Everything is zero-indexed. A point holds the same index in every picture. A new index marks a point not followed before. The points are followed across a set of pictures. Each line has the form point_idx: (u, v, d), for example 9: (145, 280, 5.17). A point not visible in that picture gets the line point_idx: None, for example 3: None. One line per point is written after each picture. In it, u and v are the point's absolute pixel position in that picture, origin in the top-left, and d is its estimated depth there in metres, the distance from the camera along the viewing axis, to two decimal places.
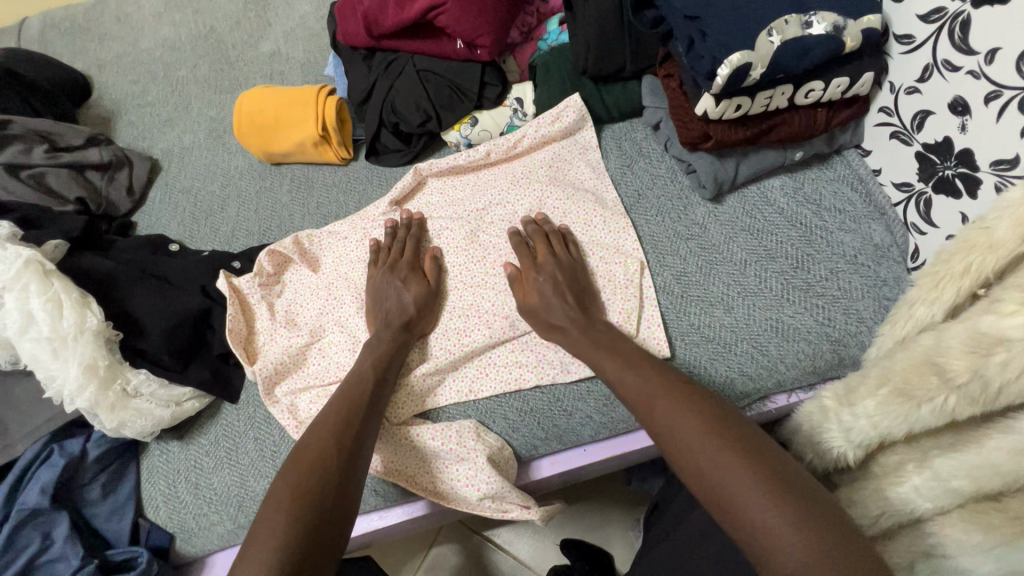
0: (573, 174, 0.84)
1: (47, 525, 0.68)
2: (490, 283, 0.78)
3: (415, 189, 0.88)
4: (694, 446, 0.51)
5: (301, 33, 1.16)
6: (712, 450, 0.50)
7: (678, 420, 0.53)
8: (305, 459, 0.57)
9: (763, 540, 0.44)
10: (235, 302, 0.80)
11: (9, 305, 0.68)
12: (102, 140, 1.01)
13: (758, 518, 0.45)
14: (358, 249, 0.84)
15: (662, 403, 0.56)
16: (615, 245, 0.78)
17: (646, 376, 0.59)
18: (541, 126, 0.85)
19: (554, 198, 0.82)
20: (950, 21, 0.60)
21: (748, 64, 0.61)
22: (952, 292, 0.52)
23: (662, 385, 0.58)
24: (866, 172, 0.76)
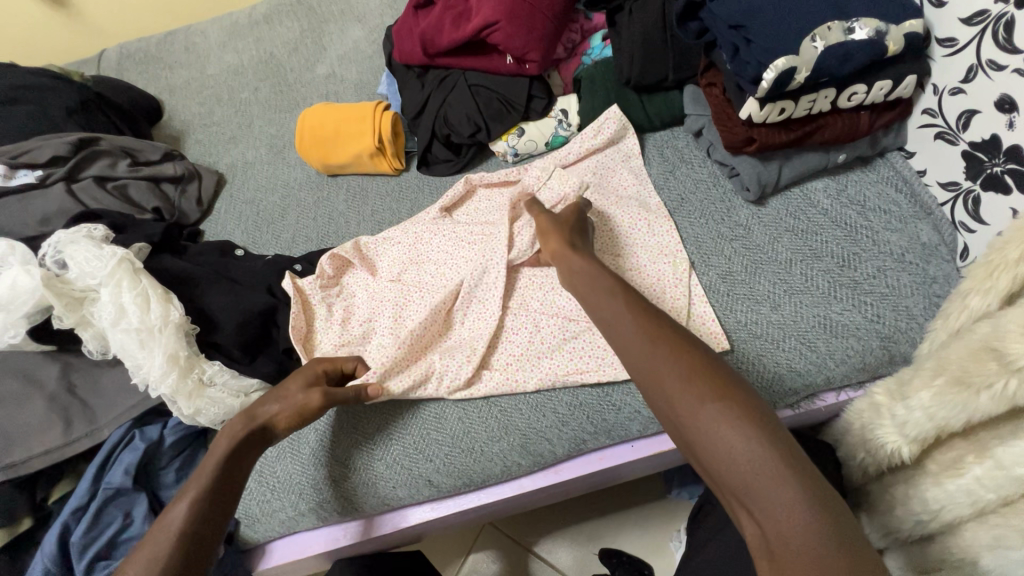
0: (617, 181, 0.88)
1: (128, 505, 0.74)
2: (541, 287, 0.82)
3: (465, 197, 0.93)
4: (715, 430, 0.47)
5: (354, 56, 1.25)
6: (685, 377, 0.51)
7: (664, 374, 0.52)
8: (148, 545, 0.57)
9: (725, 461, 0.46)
10: (298, 301, 0.84)
11: (104, 298, 0.74)
12: (176, 156, 1.10)
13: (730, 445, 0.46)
14: (411, 252, 0.88)
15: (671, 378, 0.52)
16: (660, 246, 0.81)
17: (656, 349, 0.54)
18: (585, 140, 0.89)
19: (599, 205, 0.85)
20: (993, 23, 0.62)
21: (793, 69, 0.64)
22: (1007, 279, 0.52)
23: (675, 359, 0.53)
24: (911, 173, 0.77)
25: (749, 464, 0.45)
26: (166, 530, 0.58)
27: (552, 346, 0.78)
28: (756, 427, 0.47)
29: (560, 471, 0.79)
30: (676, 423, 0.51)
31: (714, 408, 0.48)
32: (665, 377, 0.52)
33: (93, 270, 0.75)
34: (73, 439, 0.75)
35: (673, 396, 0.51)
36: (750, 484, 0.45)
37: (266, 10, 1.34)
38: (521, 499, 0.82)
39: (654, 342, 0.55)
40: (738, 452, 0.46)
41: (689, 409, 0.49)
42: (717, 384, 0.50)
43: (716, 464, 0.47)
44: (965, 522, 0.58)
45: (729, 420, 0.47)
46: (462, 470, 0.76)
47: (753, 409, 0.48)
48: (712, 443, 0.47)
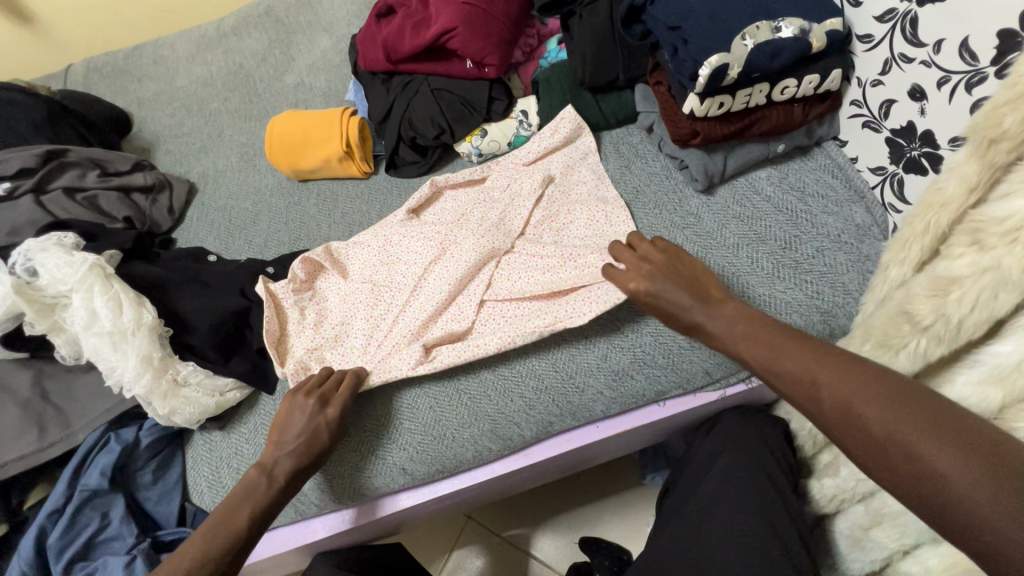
0: (576, 180, 0.92)
1: (105, 506, 0.75)
2: (508, 277, 0.84)
3: (431, 199, 0.96)
4: (909, 447, 0.44)
5: (322, 65, 1.28)
6: (867, 393, 0.48)
7: (848, 397, 0.49)
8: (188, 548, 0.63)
9: (932, 481, 0.42)
10: (271, 306, 0.86)
11: (76, 303, 0.75)
12: (146, 166, 1.12)
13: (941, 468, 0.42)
14: (380, 254, 0.91)
15: (848, 397, 0.49)
16: (619, 235, 0.85)
17: (824, 368, 0.53)
18: (541, 140, 0.94)
19: (563, 201, 0.90)
20: (901, 20, 0.68)
21: (726, 65, 0.69)
22: (917, 249, 0.57)
23: (835, 372, 0.52)
24: (845, 160, 0.83)
25: (942, 471, 0.42)
26: (233, 514, 0.66)
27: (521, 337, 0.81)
28: (947, 430, 0.43)
29: (529, 454, 0.82)
30: (842, 426, 0.49)
31: (887, 410, 0.46)
32: (826, 389, 0.51)
33: (65, 276, 0.76)
34: (47, 444, 0.76)
35: (840, 401, 0.50)
36: (948, 491, 0.41)
37: (234, 22, 1.37)
38: (494, 483, 0.85)
39: (811, 357, 0.55)
40: (923, 447, 0.43)
41: (859, 414, 0.48)
42: (889, 388, 0.48)
43: (915, 483, 0.43)
44: None
45: (903, 421, 0.45)
46: (435, 456, 0.79)
47: (940, 412, 0.45)
48: (912, 459, 0.43)
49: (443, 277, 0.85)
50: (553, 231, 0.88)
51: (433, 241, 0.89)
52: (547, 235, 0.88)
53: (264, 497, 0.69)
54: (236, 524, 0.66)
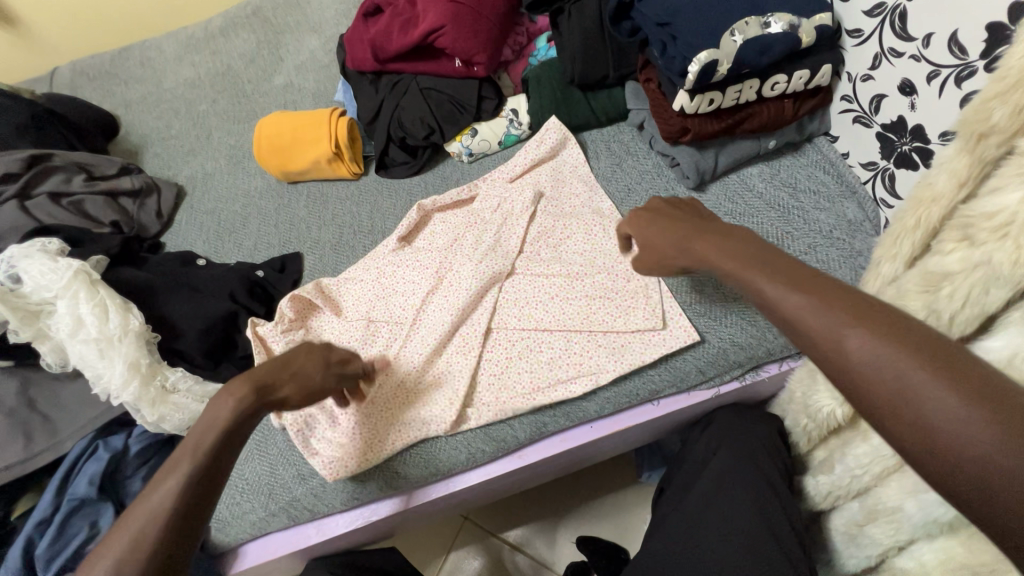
0: (568, 192, 0.91)
1: (94, 515, 0.74)
2: (513, 301, 0.84)
3: (421, 223, 0.94)
4: (902, 384, 0.37)
5: (311, 65, 1.26)
6: (861, 318, 0.40)
7: (834, 324, 0.41)
8: (141, 534, 0.48)
9: (923, 427, 0.35)
10: (261, 353, 0.82)
11: (61, 310, 0.74)
12: (133, 170, 1.10)
13: (940, 415, 0.35)
14: (376, 288, 0.89)
15: (837, 325, 0.41)
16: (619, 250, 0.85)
17: (807, 287, 0.44)
18: (529, 152, 0.94)
19: (556, 216, 0.89)
20: (890, 14, 0.67)
21: (715, 61, 0.68)
22: (909, 245, 0.56)
23: (831, 309, 0.42)
24: (836, 156, 0.83)
25: (960, 433, 0.34)
26: (195, 446, 0.55)
27: (529, 359, 0.80)
28: (972, 386, 0.35)
29: (523, 455, 0.82)
30: (836, 372, 0.40)
31: (902, 358, 0.37)
32: (820, 328, 0.41)
33: (49, 282, 0.75)
34: (34, 453, 0.75)
35: (839, 344, 0.40)
36: (964, 453, 0.33)
37: (221, 23, 1.35)
38: (491, 485, 0.85)
39: (802, 289, 0.44)
40: (918, 382, 0.36)
41: (868, 363, 0.38)
42: (897, 329, 0.39)
43: (903, 425, 0.36)
44: (892, 474, 0.62)
45: (918, 369, 0.36)
46: (430, 459, 0.79)
47: (960, 361, 0.36)
48: (906, 395, 0.36)
49: (445, 310, 0.83)
50: (551, 246, 0.88)
51: (430, 269, 0.87)
52: (546, 250, 0.87)
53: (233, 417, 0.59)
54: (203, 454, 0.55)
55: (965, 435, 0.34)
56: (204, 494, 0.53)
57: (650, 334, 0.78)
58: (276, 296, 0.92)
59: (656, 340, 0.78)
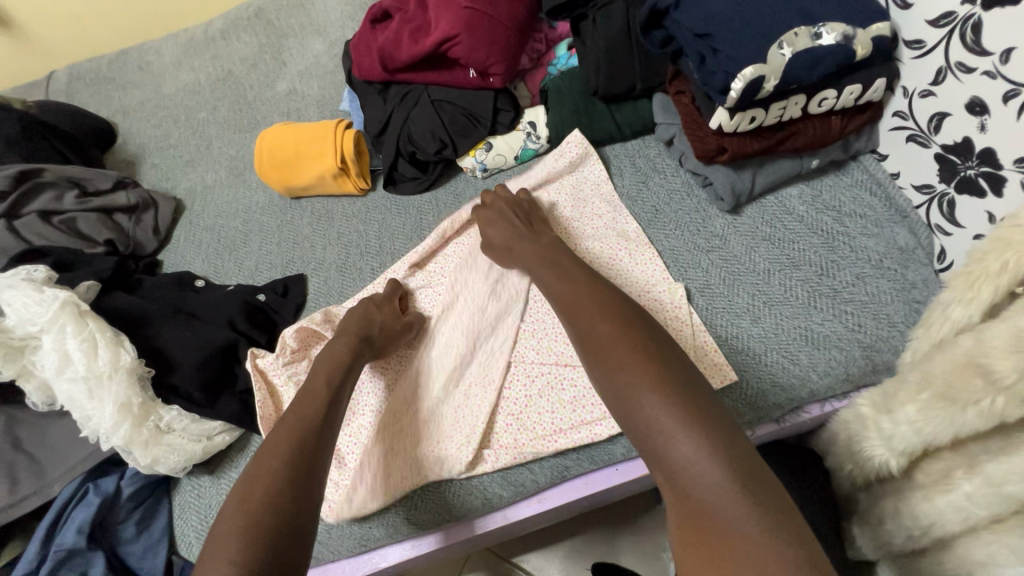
0: (590, 211, 0.84)
1: (83, 565, 0.69)
2: (532, 334, 0.79)
3: (437, 247, 0.88)
4: (663, 431, 0.47)
5: (315, 71, 1.20)
6: (639, 376, 0.50)
7: (625, 374, 0.51)
8: (256, 489, 0.53)
9: (675, 465, 0.45)
10: (262, 388, 0.77)
11: (46, 346, 0.69)
12: (129, 183, 1.05)
13: (685, 458, 0.45)
14: None
15: (629, 380, 0.50)
16: (646, 278, 0.77)
17: (617, 342, 0.53)
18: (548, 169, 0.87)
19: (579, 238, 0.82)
20: (960, 25, 0.60)
21: (761, 78, 0.62)
22: (989, 291, 0.50)
23: (648, 379, 0.50)
24: (885, 176, 0.76)
25: (722, 508, 0.42)
26: (270, 472, 0.55)
27: (551, 397, 0.74)
28: (730, 462, 0.43)
29: (544, 498, 0.76)
30: (638, 433, 0.48)
31: (681, 433, 0.45)
32: (638, 398, 0.49)
33: (35, 315, 0.70)
34: (20, 498, 0.70)
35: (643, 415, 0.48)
36: (710, 519, 0.42)
37: (222, 26, 1.29)
38: (508, 529, 0.79)
39: (634, 355, 0.52)
40: (673, 427, 0.46)
41: (664, 432, 0.46)
42: (684, 405, 0.47)
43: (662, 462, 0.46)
44: (958, 539, 0.56)
45: (690, 443, 0.45)
46: (442, 505, 0.73)
47: (728, 438, 0.45)
48: (662, 440, 0.46)
49: (466, 341, 0.79)
50: None
51: (444, 296, 0.82)
52: None
53: (303, 436, 0.59)
54: (287, 476, 0.55)
55: (701, 474, 0.44)
56: (297, 513, 0.53)
57: None
58: (279, 323, 0.87)
59: None
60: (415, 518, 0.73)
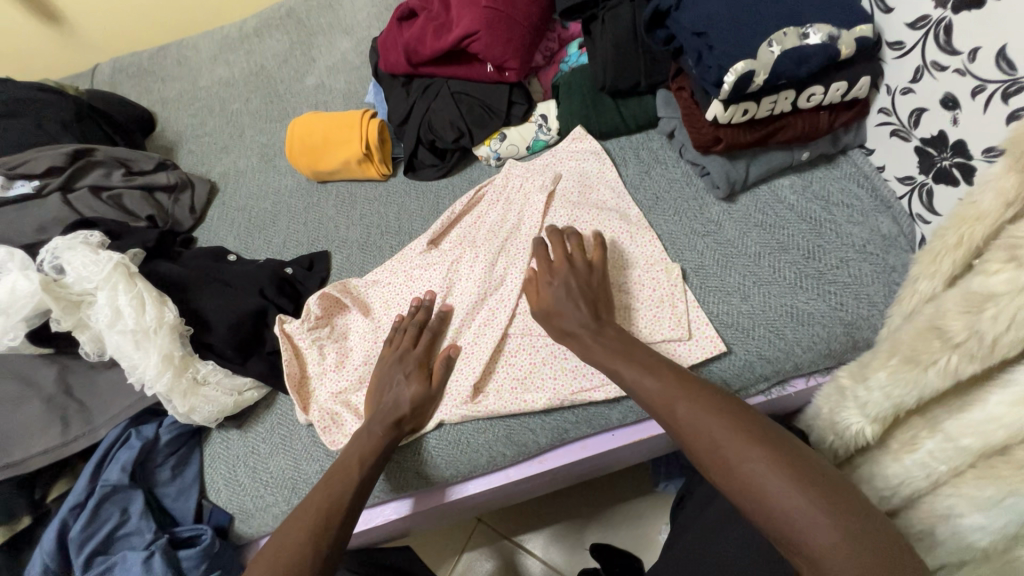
0: (596, 197, 0.91)
1: (125, 501, 0.75)
2: None
3: (450, 226, 0.94)
4: (757, 478, 0.50)
5: (342, 67, 1.28)
6: (718, 426, 0.55)
7: (709, 426, 0.55)
8: (292, 528, 0.61)
9: (773, 511, 0.48)
10: (290, 349, 0.84)
11: (100, 301, 0.77)
12: (169, 165, 1.13)
13: (780, 502, 0.48)
14: (404, 289, 0.89)
15: (710, 430, 0.55)
16: (645, 257, 0.83)
17: (685, 400, 0.59)
18: (558, 160, 0.95)
19: (583, 219, 0.88)
20: (934, 27, 0.66)
21: (751, 72, 0.68)
22: (949, 263, 0.55)
23: (728, 428, 0.54)
24: (871, 169, 0.82)
25: (817, 536, 0.46)
26: (311, 513, 0.63)
27: (554, 365, 0.80)
28: (821, 492, 0.48)
29: (543, 460, 0.82)
30: (732, 483, 0.52)
31: (758, 459, 0.51)
32: (724, 447, 0.53)
33: (91, 274, 0.78)
34: (70, 438, 0.78)
35: (731, 463, 0.52)
36: (819, 552, 0.45)
37: (256, 24, 1.38)
38: (508, 489, 0.85)
39: (704, 407, 0.57)
40: (762, 474, 0.50)
41: (751, 471, 0.50)
42: (776, 454, 0.51)
43: (758, 507, 0.50)
44: (922, 496, 0.60)
45: (777, 477, 0.49)
46: (450, 460, 0.79)
47: (812, 469, 0.50)
48: (757, 488, 0.50)
49: (465, 320, 0.84)
50: None
51: (437, 282, 0.87)
52: None
53: (343, 491, 0.66)
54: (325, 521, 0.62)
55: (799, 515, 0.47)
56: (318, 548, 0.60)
57: (678, 345, 0.76)
58: (304, 294, 0.94)
59: (682, 353, 0.76)
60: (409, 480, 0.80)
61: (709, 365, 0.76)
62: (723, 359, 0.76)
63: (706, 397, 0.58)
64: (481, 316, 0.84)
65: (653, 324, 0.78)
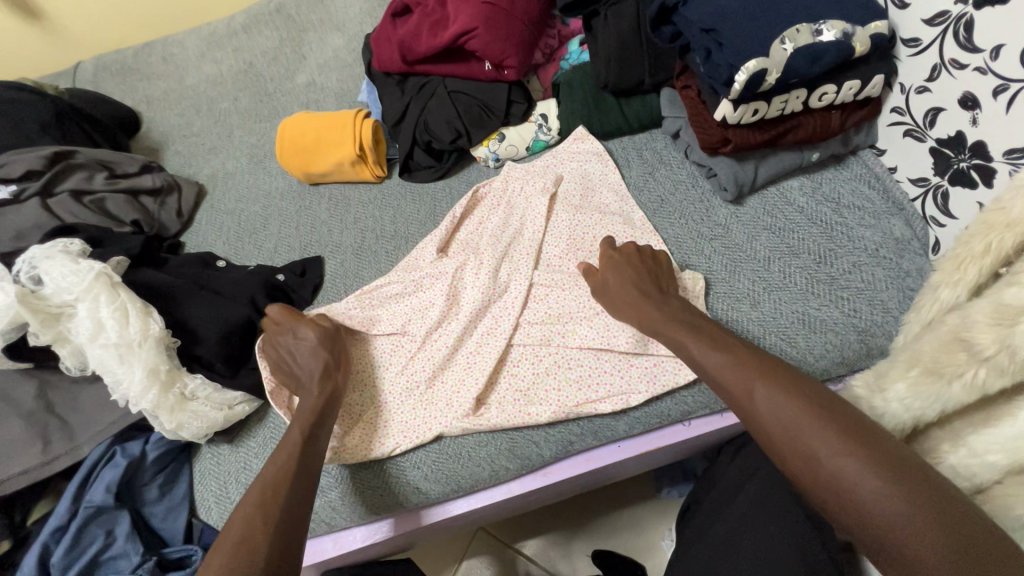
0: (598, 200, 0.88)
1: (110, 523, 0.73)
2: (540, 313, 0.81)
3: (453, 229, 0.90)
4: (838, 473, 0.47)
5: (335, 64, 1.24)
6: (797, 414, 0.51)
7: (785, 413, 0.52)
8: (238, 519, 0.59)
9: (857, 505, 0.46)
10: (273, 365, 0.80)
11: (81, 314, 0.73)
12: (155, 167, 1.09)
13: (866, 499, 0.45)
14: (410, 302, 0.84)
15: (786, 417, 0.52)
16: None
17: (760, 384, 0.55)
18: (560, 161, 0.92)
19: (585, 224, 0.86)
20: (953, 23, 0.63)
21: (764, 70, 0.65)
22: (974, 271, 0.53)
23: (810, 417, 0.51)
24: (883, 170, 0.79)
25: (908, 536, 0.43)
26: (255, 500, 0.60)
27: (559, 375, 0.77)
28: (915, 492, 0.44)
29: (548, 473, 0.79)
30: (809, 476, 0.49)
31: (842, 453, 0.48)
32: (806, 439, 0.50)
33: (71, 284, 0.74)
34: (52, 457, 0.74)
35: (804, 442, 0.50)
36: (903, 540, 0.43)
37: (245, 20, 1.34)
38: (510, 502, 0.82)
39: (786, 392, 0.53)
40: (847, 469, 0.47)
41: (834, 466, 0.47)
42: (862, 448, 0.48)
43: (838, 502, 0.47)
44: None
45: (865, 472, 0.46)
46: (450, 475, 0.76)
47: (896, 454, 0.47)
48: (840, 483, 0.47)
49: (466, 328, 0.81)
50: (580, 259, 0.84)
51: (436, 288, 0.84)
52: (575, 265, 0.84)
53: (284, 475, 0.63)
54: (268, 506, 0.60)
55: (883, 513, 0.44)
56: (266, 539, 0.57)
57: None
58: (298, 302, 0.90)
59: None
60: (388, 501, 0.76)
61: None
62: None
63: (785, 383, 0.54)
64: (482, 325, 0.81)
65: None
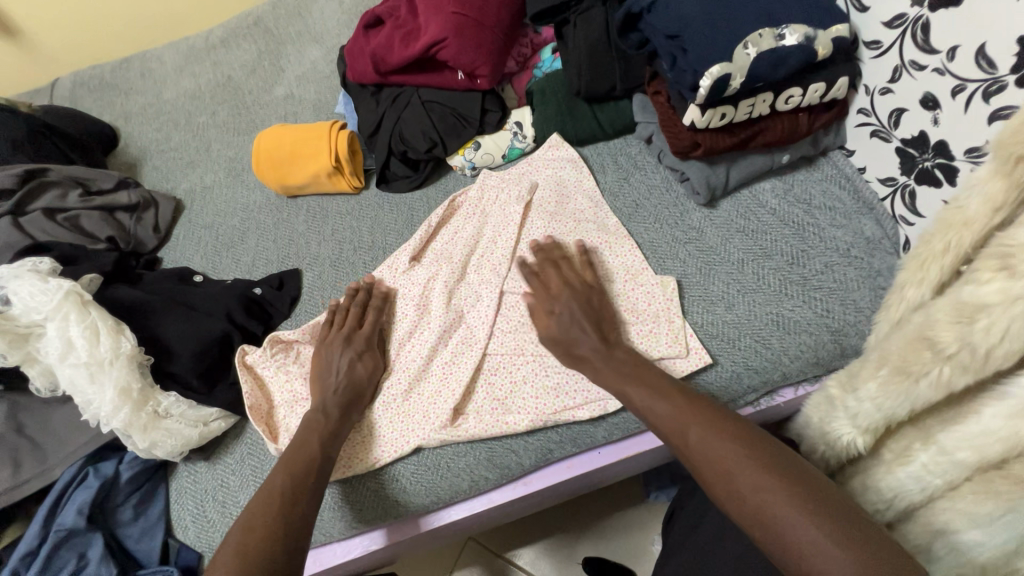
0: (573, 207, 0.88)
1: (83, 546, 0.70)
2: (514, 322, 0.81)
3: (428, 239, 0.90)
4: (774, 512, 0.48)
5: (313, 76, 1.24)
6: (735, 455, 0.52)
7: (720, 454, 0.53)
8: (254, 521, 0.59)
9: (790, 544, 0.46)
10: (251, 381, 0.80)
11: (50, 333, 0.72)
12: (131, 183, 1.08)
13: (803, 538, 0.46)
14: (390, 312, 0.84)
15: (726, 456, 0.53)
16: (626, 267, 0.80)
17: (699, 426, 0.56)
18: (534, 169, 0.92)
19: (559, 231, 0.85)
20: (912, 25, 0.64)
21: (728, 75, 0.66)
22: (937, 270, 0.53)
23: (748, 456, 0.52)
24: (853, 170, 0.80)
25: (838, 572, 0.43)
26: (267, 503, 0.61)
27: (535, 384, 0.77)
28: (842, 529, 0.45)
29: (529, 482, 0.79)
30: (749, 516, 0.49)
31: (776, 491, 0.49)
32: (739, 480, 0.51)
33: (39, 304, 0.73)
34: (25, 480, 0.73)
35: (733, 475, 0.51)
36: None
37: (223, 34, 1.34)
38: (496, 511, 0.81)
39: (720, 432, 0.55)
40: (780, 507, 0.48)
41: (769, 506, 0.48)
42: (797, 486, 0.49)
43: (774, 541, 0.47)
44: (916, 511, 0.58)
45: (797, 512, 0.47)
46: (431, 486, 0.75)
47: (812, 483, 0.50)
48: (775, 522, 0.47)
49: (441, 338, 0.81)
50: None
51: (414, 299, 0.83)
52: None
53: (295, 480, 0.64)
54: (289, 510, 0.60)
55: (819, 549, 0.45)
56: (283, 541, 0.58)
57: (679, 363, 0.73)
58: (275, 316, 0.90)
59: (682, 369, 0.72)
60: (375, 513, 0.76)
61: (695, 378, 0.73)
62: (709, 372, 0.73)
63: (727, 425, 0.55)
64: (458, 335, 0.81)
65: (647, 343, 0.74)
